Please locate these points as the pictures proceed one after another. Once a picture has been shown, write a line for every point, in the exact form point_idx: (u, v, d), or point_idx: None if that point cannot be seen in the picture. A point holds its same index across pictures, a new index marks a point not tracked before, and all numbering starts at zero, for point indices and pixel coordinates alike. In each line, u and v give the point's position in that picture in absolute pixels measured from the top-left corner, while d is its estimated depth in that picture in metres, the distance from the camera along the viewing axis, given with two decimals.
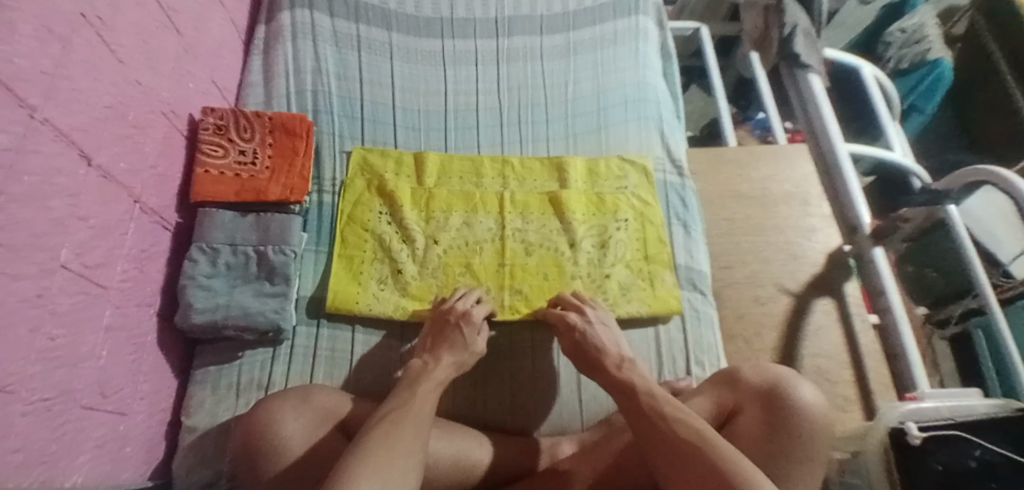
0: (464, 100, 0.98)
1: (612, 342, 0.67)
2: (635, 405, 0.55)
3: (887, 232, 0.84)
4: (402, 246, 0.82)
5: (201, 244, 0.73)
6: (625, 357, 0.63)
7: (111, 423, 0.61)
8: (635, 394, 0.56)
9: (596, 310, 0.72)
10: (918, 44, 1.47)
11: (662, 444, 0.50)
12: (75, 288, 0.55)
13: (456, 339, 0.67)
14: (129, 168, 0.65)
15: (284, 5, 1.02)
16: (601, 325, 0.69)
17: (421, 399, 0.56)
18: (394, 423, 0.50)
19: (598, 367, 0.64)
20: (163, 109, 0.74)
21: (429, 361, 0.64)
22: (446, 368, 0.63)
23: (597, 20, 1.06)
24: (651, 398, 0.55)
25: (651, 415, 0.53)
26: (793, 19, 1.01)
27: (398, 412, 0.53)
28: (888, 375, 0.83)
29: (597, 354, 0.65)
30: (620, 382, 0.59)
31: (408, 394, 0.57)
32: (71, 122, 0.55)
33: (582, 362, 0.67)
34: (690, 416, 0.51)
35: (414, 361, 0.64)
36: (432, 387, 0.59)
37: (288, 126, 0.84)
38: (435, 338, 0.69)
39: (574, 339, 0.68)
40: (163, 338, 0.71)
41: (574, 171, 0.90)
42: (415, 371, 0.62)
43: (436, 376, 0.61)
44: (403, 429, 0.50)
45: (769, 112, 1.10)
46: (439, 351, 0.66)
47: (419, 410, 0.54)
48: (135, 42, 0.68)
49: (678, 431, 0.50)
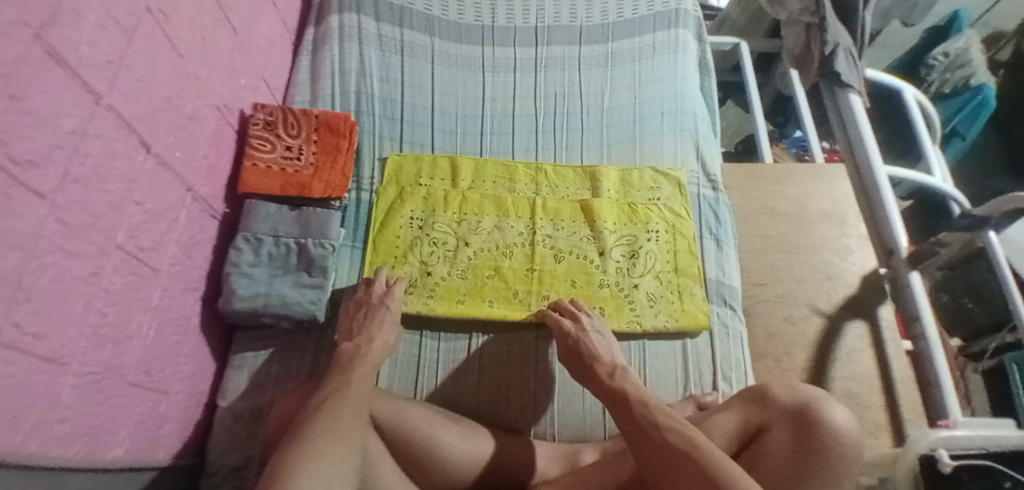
0: (501, 105, 1.00)
1: (604, 349, 0.67)
2: (629, 414, 0.54)
3: (925, 256, 0.82)
4: (434, 247, 0.83)
5: (246, 234, 0.76)
6: (618, 365, 0.63)
7: (153, 401, 0.63)
8: (628, 403, 0.56)
9: (591, 318, 0.73)
10: (961, 68, 1.45)
11: (655, 453, 0.49)
12: (128, 268, 0.58)
13: (381, 315, 0.69)
14: (183, 157, 0.68)
15: (333, 8, 1.05)
16: (595, 333, 0.70)
17: (357, 382, 0.56)
18: (331, 408, 0.51)
19: (592, 374, 0.64)
20: (216, 103, 0.77)
21: (362, 344, 0.64)
22: (378, 349, 0.64)
23: (637, 31, 1.07)
24: (644, 407, 0.54)
25: (644, 424, 0.52)
26: (835, 37, 0.98)
27: (336, 396, 0.53)
28: (921, 404, 0.81)
29: (590, 360, 0.66)
30: (614, 391, 0.59)
31: (343, 379, 0.56)
32: (132, 110, 0.58)
33: (576, 368, 0.68)
34: (682, 424, 0.51)
35: (346, 345, 0.64)
36: (368, 369, 0.59)
37: (333, 124, 0.87)
38: (364, 320, 0.69)
39: (568, 345, 0.69)
40: (205, 321, 0.74)
41: (607, 180, 0.91)
42: (347, 356, 0.61)
43: (369, 359, 0.61)
44: (340, 415, 0.50)
45: (806, 130, 1.09)
46: (369, 333, 0.66)
47: (358, 392, 0.54)
48: (194, 37, 0.71)
49: (670, 439, 0.49)
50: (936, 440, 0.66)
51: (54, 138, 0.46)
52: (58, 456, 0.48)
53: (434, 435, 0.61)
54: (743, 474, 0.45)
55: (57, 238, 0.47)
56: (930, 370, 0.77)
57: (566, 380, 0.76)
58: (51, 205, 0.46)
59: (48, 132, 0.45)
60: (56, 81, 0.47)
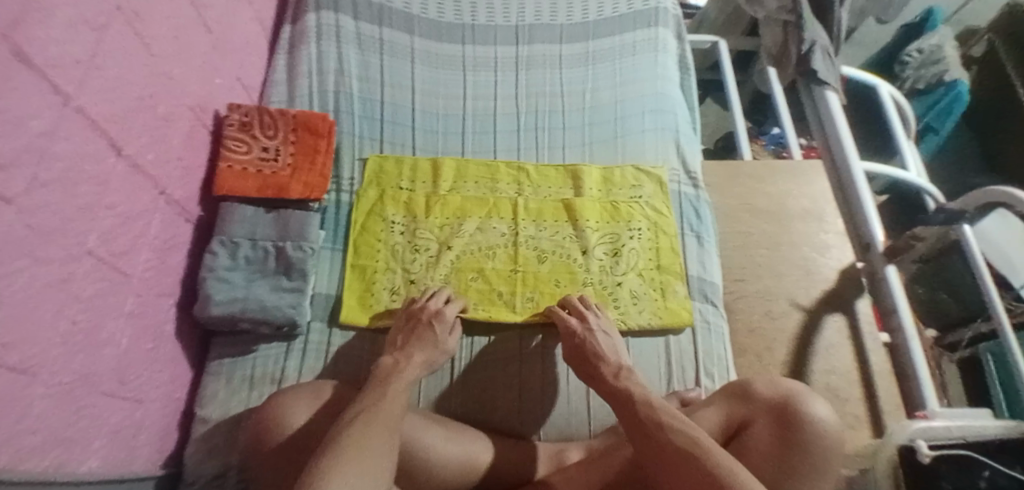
0: (483, 105, 1.00)
1: (610, 350, 0.68)
2: (632, 413, 0.55)
3: (902, 251, 0.84)
4: (415, 252, 0.82)
5: (222, 238, 0.74)
6: (622, 365, 0.63)
7: (128, 410, 0.62)
8: (632, 402, 0.56)
9: (599, 318, 0.73)
10: (936, 64, 1.48)
11: (659, 453, 0.50)
12: (99, 274, 0.56)
13: (427, 337, 0.68)
14: (156, 159, 0.67)
15: (310, 6, 1.04)
16: (602, 333, 0.70)
17: (392, 397, 0.56)
18: (366, 421, 0.51)
19: (596, 375, 0.64)
20: (191, 104, 0.75)
21: (400, 360, 0.64)
22: (417, 367, 0.64)
23: (617, 30, 1.07)
24: (649, 408, 0.54)
25: (648, 424, 0.53)
26: (812, 35, 1.00)
27: (369, 412, 0.53)
28: (898, 395, 0.83)
29: (595, 361, 0.66)
30: (618, 391, 0.59)
31: (379, 394, 0.56)
32: (103, 111, 0.56)
33: (581, 368, 0.68)
34: (686, 424, 0.51)
35: (385, 357, 0.64)
36: (403, 385, 0.59)
37: (311, 125, 0.85)
38: (407, 335, 0.69)
39: (574, 343, 0.70)
40: (180, 326, 0.73)
41: (588, 179, 0.91)
42: (386, 369, 0.62)
43: (408, 376, 0.61)
44: (374, 430, 0.50)
45: (785, 127, 1.10)
46: (410, 350, 0.67)
47: (390, 406, 0.55)
48: (166, 36, 0.70)
49: (672, 439, 0.50)
50: (916, 431, 0.66)
51: (23, 140, 0.45)
52: (34, 466, 0.46)
53: (417, 438, 0.61)
54: (748, 476, 0.45)
55: (26, 244, 0.46)
56: (909, 362, 0.79)
57: (550, 379, 0.76)
58: (19, 211, 0.45)
59: (17, 134, 0.44)
60: (25, 83, 0.45)
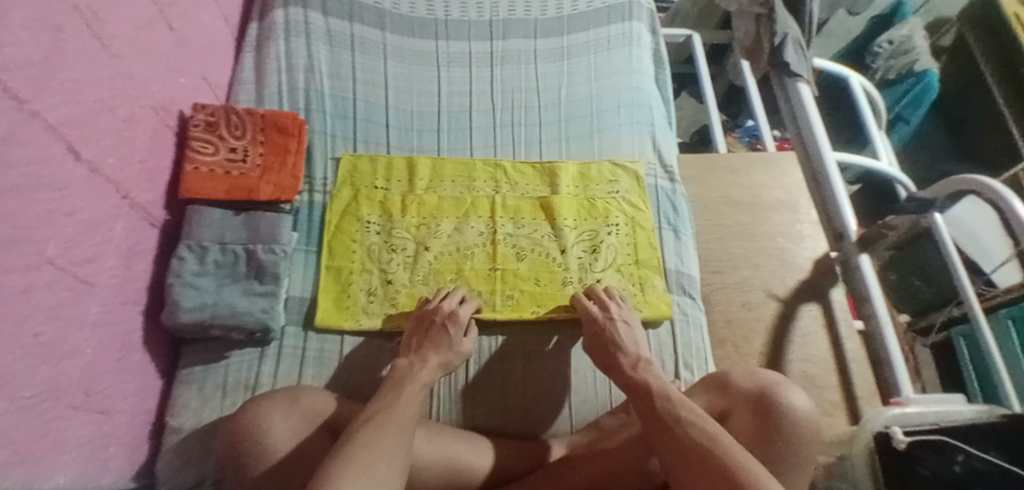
0: (458, 101, 0.99)
1: (630, 340, 0.69)
2: (651, 408, 0.57)
3: (874, 239, 0.85)
4: (392, 255, 0.81)
5: (189, 242, 0.72)
6: (641, 357, 0.66)
7: (95, 423, 0.60)
8: (651, 396, 0.58)
9: (620, 307, 0.74)
10: (905, 55, 1.51)
11: (676, 450, 0.51)
12: (61, 283, 0.54)
13: (442, 340, 0.69)
14: (117, 163, 0.64)
15: (277, 3, 1.01)
16: (622, 322, 0.71)
17: (406, 400, 0.58)
18: (378, 421, 0.53)
19: (614, 364, 0.67)
20: (153, 105, 0.73)
21: (415, 361, 0.66)
22: (431, 370, 0.65)
23: (592, 24, 1.07)
24: (667, 402, 0.56)
25: (667, 418, 0.54)
26: (784, 28, 1.02)
27: (383, 414, 0.55)
28: (873, 381, 0.85)
29: (614, 350, 0.68)
30: (636, 383, 0.61)
31: (393, 395, 0.59)
32: (61, 114, 0.54)
33: (600, 356, 0.70)
34: (705, 420, 0.53)
35: (401, 361, 0.66)
36: (417, 388, 0.61)
37: (280, 124, 0.83)
38: (420, 338, 0.70)
39: (593, 331, 0.71)
40: (148, 335, 0.70)
41: (565, 176, 0.91)
42: (401, 372, 0.64)
43: (421, 377, 0.63)
44: (384, 429, 0.52)
45: (758, 119, 1.11)
46: (424, 352, 0.68)
47: (404, 409, 0.56)
48: (127, 36, 0.67)
49: (691, 434, 0.51)
50: (889, 418, 0.67)
51: None
52: None
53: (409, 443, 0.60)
54: (765, 473, 0.45)
55: None
56: (883, 349, 0.81)
57: (529, 375, 0.76)
58: None
59: None
60: None
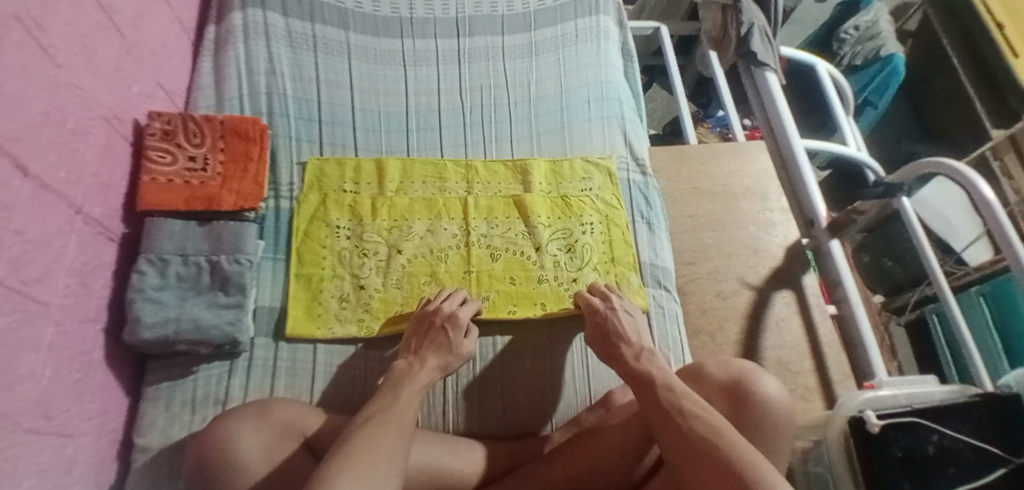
0: (426, 100, 0.97)
1: (632, 329, 0.69)
2: (655, 397, 0.56)
3: (843, 225, 0.87)
4: (364, 260, 0.80)
5: (149, 255, 0.70)
6: (644, 348, 0.65)
7: (56, 447, 0.57)
8: (655, 386, 0.57)
9: (622, 299, 0.74)
10: (871, 40, 1.54)
11: (681, 441, 0.51)
12: (13, 305, 0.52)
13: (442, 342, 0.68)
14: (68, 178, 0.62)
15: (234, 5, 0.98)
16: (625, 313, 0.71)
17: (404, 403, 0.57)
18: (378, 426, 0.52)
19: (618, 355, 0.66)
20: (105, 115, 0.70)
21: (414, 362, 0.65)
22: (431, 372, 0.64)
23: (559, 19, 1.06)
24: (671, 393, 0.55)
25: (669, 409, 0.54)
26: (750, 17, 1.02)
27: (383, 415, 0.54)
28: (847, 364, 0.86)
29: (617, 340, 0.67)
30: (640, 373, 0.60)
31: (391, 397, 0.58)
32: (4, 129, 0.51)
33: (601, 345, 0.70)
34: (708, 412, 0.52)
35: (401, 361, 0.65)
36: (417, 390, 0.60)
37: (241, 130, 0.81)
38: (420, 339, 0.69)
39: (596, 321, 0.71)
40: (109, 354, 0.68)
41: (537, 173, 0.90)
42: (399, 373, 0.63)
43: (420, 379, 0.62)
44: (386, 433, 0.51)
45: (727, 109, 1.12)
46: (423, 353, 0.66)
47: (403, 413, 0.55)
48: (73, 44, 0.64)
49: (697, 428, 0.50)
50: (863, 401, 0.67)
51: None
52: None
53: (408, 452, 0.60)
54: (770, 470, 0.45)
55: None
56: (856, 332, 0.82)
57: (507, 378, 0.75)
58: None
59: None
60: None
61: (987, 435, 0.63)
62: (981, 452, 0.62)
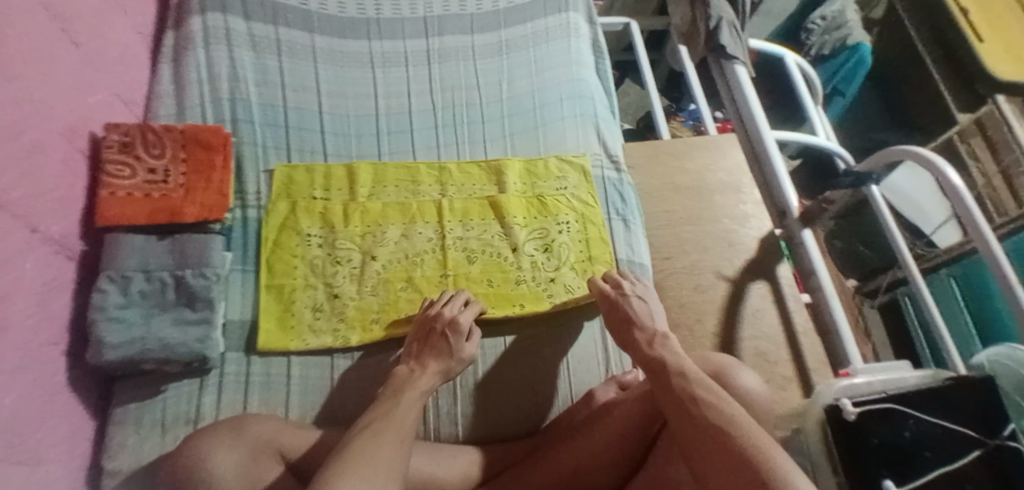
0: (396, 102, 0.96)
1: (645, 313, 0.68)
2: (666, 385, 0.55)
3: (815, 215, 0.88)
4: (337, 268, 0.78)
5: (110, 273, 0.68)
6: (657, 332, 0.64)
7: (23, 473, 0.55)
8: (667, 372, 0.56)
9: (634, 284, 0.73)
10: (838, 30, 1.56)
11: (694, 430, 0.48)
12: None
13: (443, 348, 0.66)
14: (25, 194, 0.59)
15: (194, 9, 0.95)
16: (637, 298, 0.71)
17: (404, 409, 0.56)
18: (378, 430, 0.51)
19: (632, 342, 0.66)
20: (61, 128, 0.67)
21: (415, 368, 0.64)
22: (431, 378, 0.63)
23: (529, 17, 1.06)
24: (684, 382, 0.54)
25: (685, 399, 0.52)
26: (718, 11, 1.02)
27: (381, 421, 0.53)
28: (821, 352, 0.87)
29: (631, 326, 0.67)
30: (653, 358, 0.60)
31: (392, 404, 0.57)
32: None
33: (617, 331, 0.70)
34: (722, 400, 0.50)
35: (401, 368, 0.64)
36: (417, 396, 0.59)
37: (203, 139, 0.78)
38: (420, 344, 0.68)
39: (610, 304, 0.71)
40: (73, 377, 0.66)
41: (512, 173, 0.90)
42: (401, 379, 0.62)
43: (421, 384, 0.61)
44: (383, 438, 0.50)
45: (699, 103, 1.13)
46: (424, 359, 0.66)
47: (402, 419, 0.54)
48: (23, 55, 0.62)
49: (710, 416, 0.48)
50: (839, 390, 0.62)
51: None
52: None
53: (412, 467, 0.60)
54: (784, 458, 0.43)
55: None
56: (830, 320, 0.84)
57: (486, 383, 0.74)
58: None
59: None
60: None
61: (963, 418, 0.60)
62: (960, 437, 0.58)
